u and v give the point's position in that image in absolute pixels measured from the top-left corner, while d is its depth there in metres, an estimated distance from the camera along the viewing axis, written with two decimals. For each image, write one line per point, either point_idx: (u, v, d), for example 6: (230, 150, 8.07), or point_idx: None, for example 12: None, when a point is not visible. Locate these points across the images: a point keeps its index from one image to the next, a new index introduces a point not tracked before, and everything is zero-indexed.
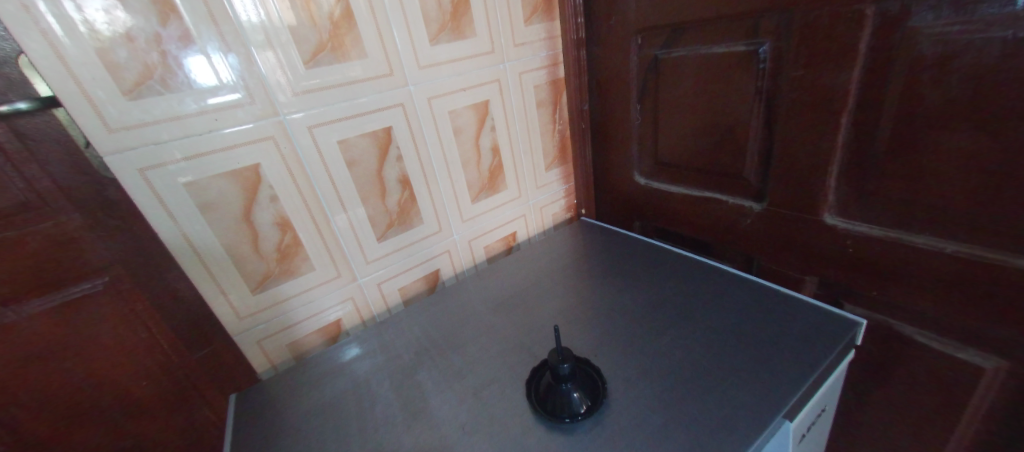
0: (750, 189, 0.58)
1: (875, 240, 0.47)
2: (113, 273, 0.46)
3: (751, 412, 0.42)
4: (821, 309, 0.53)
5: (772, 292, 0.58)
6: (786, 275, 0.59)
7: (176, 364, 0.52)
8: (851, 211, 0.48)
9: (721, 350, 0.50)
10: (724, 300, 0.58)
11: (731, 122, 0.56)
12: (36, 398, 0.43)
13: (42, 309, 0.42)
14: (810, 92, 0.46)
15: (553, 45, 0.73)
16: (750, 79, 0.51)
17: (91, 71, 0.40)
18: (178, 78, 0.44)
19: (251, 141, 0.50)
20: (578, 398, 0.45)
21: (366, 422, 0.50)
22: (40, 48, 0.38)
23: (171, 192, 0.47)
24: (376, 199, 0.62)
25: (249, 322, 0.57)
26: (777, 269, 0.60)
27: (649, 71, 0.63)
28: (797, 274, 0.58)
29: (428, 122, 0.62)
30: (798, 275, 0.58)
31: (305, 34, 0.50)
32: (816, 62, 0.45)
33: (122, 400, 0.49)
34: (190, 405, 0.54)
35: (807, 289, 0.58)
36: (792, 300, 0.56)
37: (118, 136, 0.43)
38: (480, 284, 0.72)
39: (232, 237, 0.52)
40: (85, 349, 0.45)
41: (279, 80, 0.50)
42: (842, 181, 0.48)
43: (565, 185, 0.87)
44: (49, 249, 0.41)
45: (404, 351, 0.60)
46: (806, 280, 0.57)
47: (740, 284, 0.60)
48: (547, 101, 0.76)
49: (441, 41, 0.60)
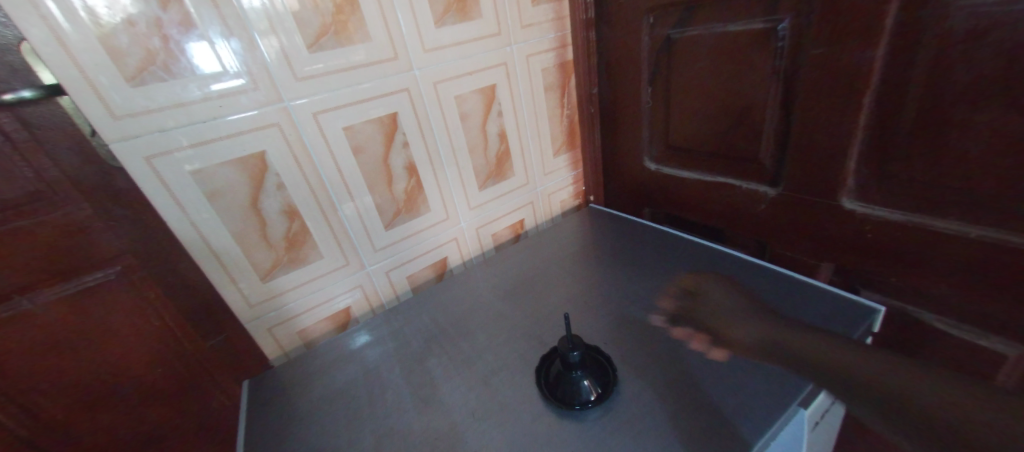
0: (765, 173, 0.56)
1: (896, 225, 0.46)
2: (125, 262, 0.46)
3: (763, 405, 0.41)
4: (743, 325, 0.49)
5: (733, 297, 0.53)
6: (707, 285, 0.57)
7: (189, 351, 0.52)
8: (871, 195, 0.47)
9: (734, 338, 0.49)
10: (736, 291, 0.54)
11: (746, 104, 0.54)
12: (54, 385, 0.44)
13: (58, 297, 0.43)
14: (832, 72, 0.44)
15: (561, 27, 0.71)
16: (768, 58, 0.49)
17: (92, 57, 0.39)
18: (179, 64, 0.43)
19: (257, 128, 0.49)
20: (587, 386, 0.45)
21: (377, 408, 0.50)
22: (40, 33, 0.37)
23: (178, 181, 0.46)
24: (383, 187, 0.61)
25: (259, 309, 0.58)
26: (722, 278, 0.57)
27: (661, 51, 0.61)
28: (740, 287, 0.55)
29: (434, 107, 0.61)
30: (745, 289, 0.55)
31: (307, 17, 0.48)
32: (838, 40, 0.43)
33: (139, 386, 0.50)
34: (205, 392, 0.55)
35: (704, 304, 0.55)
36: (716, 317, 0.53)
37: (123, 123, 0.42)
38: (489, 272, 0.72)
39: (241, 225, 0.52)
40: (100, 338, 0.46)
41: (282, 65, 0.49)
42: (863, 164, 0.46)
43: (573, 171, 0.85)
44: (60, 238, 0.42)
45: (414, 339, 0.60)
46: (722, 293, 0.54)
47: (700, 298, 0.56)
48: (556, 85, 0.74)
49: (446, 23, 0.58)
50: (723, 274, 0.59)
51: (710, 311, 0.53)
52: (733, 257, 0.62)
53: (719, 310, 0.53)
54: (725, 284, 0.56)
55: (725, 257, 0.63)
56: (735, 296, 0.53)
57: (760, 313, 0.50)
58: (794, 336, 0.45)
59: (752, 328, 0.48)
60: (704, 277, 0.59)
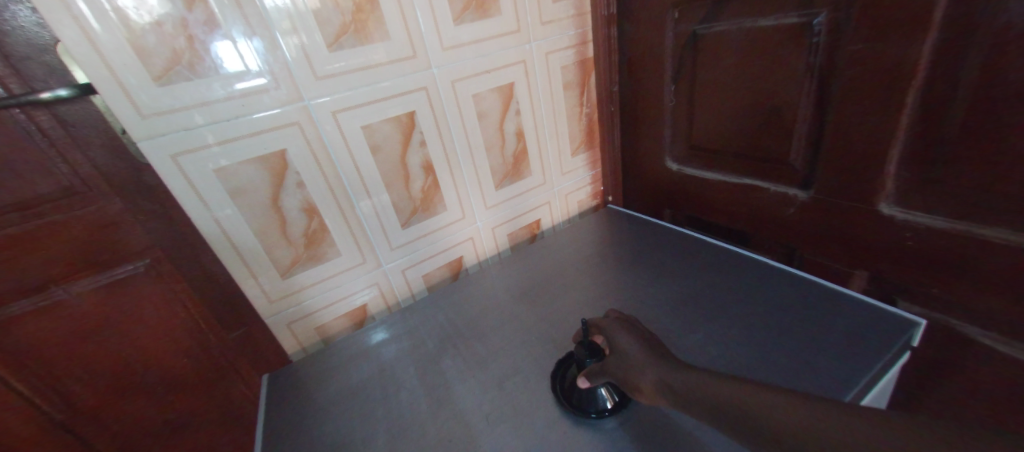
0: (795, 176, 0.53)
1: (939, 232, 0.43)
2: (154, 256, 0.47)
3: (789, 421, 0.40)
4: (720, 392, 0.34)
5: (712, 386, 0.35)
6: (635, 372, 0.40)
7: (213, 344, 0.54)
8: (912, 200, 0.44)
9: (759, 349, 0.48)
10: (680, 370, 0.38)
11: (776, 103, 0.51)
12: (86, 374, 0.46)
13: (90, 289, 0.44)
14: (871, 69, 0.42)
15: (582, 23, 0.69)
16: (801, 54, 0.47)
17: (122, 57, 0.41)
18: (204, 64, 0.44)
19: (278, 126, 0.50)
20: (604, 395, 0.44)
21: (393, 406, 0.51)
22: (73, 35, 0.38)
23: (202, 178, 0.47)
24: (400, 186, 0.61)
25: (279, 305, 0.59)
26: (649, 357, 0.41)
27: (686, 48, 0.59)
28: (673, 365, 0.39)
29: (452, 105, 0.61)
30: (684, 361, 0.40)
31: (327, 16, 0.49)
32: (879, 35, 0.40)
33: (166, 377, 0.51)
34: (228, 383, 0.56)
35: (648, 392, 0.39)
36: (697, 386, 0.36)
37: (151, 122, 0.43)
38: (504, 272, 0.72)
39: (262, 222, 0.53)
40: (129, 329, 0.47)
41: (303, 64, 0.49)
42: (904, 167, 0.43)
43: (592, 170, 0.84)
44: (94, 232, 0.43)
45: (429, 338, 0.60)
46: (689, 378, 0.36)
47: (640, 382, 0.40)
48: (575, 83, 0.73)
49: (465, 21, 0.58)
50: (628, 353, 0.43)
51: (679, 394, 0.36)
52: (614, 331, 0.47)
53: (682, 398, 0.36)
54: (639, 365, 0.40)
55: (620, 335, 0.46)
56: (677, 382, 0.37)
57: (744, 402, 0.33)
58: (784, 421, 0.30)
59: (726, 410, 0.33)
60: (614, 359, 0.43)
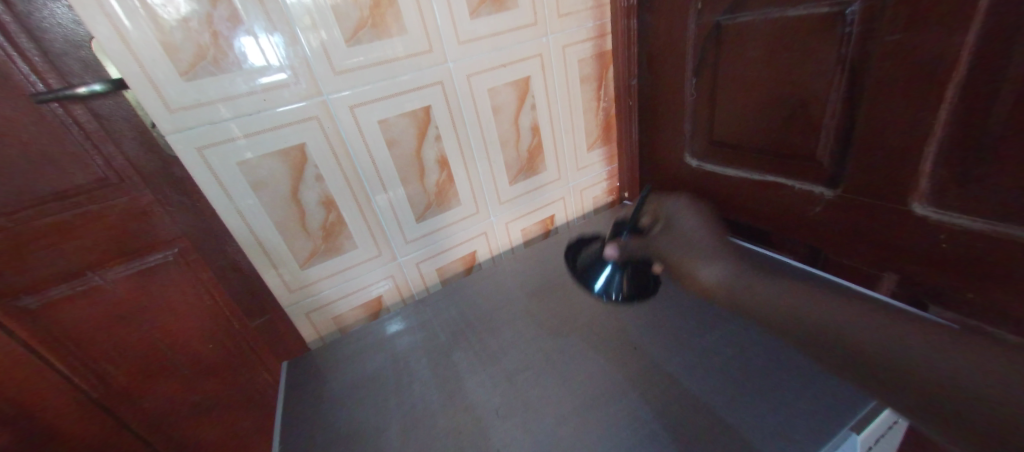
0: (821, 173, 0.51)
1: (977, 235, 0.40)
2: (181, 245, 0.50)
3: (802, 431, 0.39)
4: (761, 307, 0.52)
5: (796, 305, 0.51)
6: (695, 271, 0.56)
7: (234, 327, 0.57)
8: (948, 200, 0.41)
9: (779, 353, 0.47)
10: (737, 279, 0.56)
11: (804, 97, 0.49)
12: (122, 347, 0.51)
13: (125, 273, 0.49)
14: (905, 62, 0.39)
15: (601, 15, 0.68)
16: (832, 46, 0.44)
17: (150, 53, 0.42)
18: (228, 59, 0.45)
19: (298, 121, 0.51)
20: (619, 282, 0.60)
21: (405, 396, 0.52)
22: (106, 30, 0.40)
23: (226, 171, 0.49)
24: (415, 180, 0.62)
25: (298, 294, 0.60)
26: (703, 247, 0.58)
27: (709, 40, 0.57)
28: (727, 269, 0.57)
29: (468, 100, 0.61)
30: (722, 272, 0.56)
31: (346, 11, 0.49)
32: (917, 25, 0.37)
33: (191, 356, 0.56)
34: (248, 364, 0.61)
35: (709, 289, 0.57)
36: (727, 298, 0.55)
37: (177, 116, 0.45)
38: (518, 267, 0.72)
39: (282, 214, 0.54)
40: (160, 309, 0.52)
41: (322, 58, 0.49)
42: (940, 165, 0.40)
43: (608, 166, 0.83)
44: (127, 221, 0.47)
45: (442, 331, 0.61)
46: (755, 292, 0.54)
47: (703, 278, 0.57)
48: (592, 77, 0.72)
49: (482, 14, 0.57)
50: (687, 239, 0.58)
51: (728, 296, 0.55)
52: (660, 239, 0.59)
53: (733, 295, 0.55)
54: (706, 262, 0.57)
55: (667, 241, 0.59)
56: (741, 286, 0.55)
57: (791, 310, 0.50)
58: (764, 308, 0.52)
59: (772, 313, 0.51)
60: (684, 256, 0.57)
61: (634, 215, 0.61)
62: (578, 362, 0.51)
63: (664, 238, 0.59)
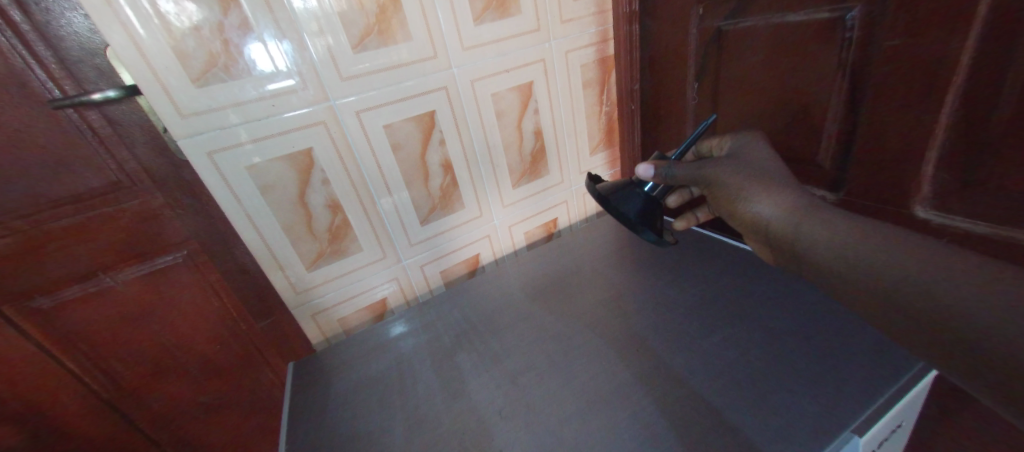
0: (824, 176, 0.51)
1: (980, 240, 0.39)
2: (190, 248, 0.51)
3: (804, 433, 0.39)
4: (819, 252, 0.38)
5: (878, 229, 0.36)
6: (748, 208, 0.43)
7: (243, 329, 0.58)
8: (951, 203, 0.40)
9: (782, 355, 0.48)
10: (814, 206, 0.40)
11: (805, 100, 0.48)
12: (131, 349, 0.52)
13: (135, 275, 0.50)
14: (903, 66, 0.38)
15: (604, 21, 0.68)
16: (831, 52, 0.43)
17: (164, 61, 0.43)
18: (237, 66, 0.46)
19: (306, 125, 0.52)
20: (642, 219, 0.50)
21: (409, 397, 0.52)
22: (121, 39, 0.41)
23: (235, 175, 0.50)
24: (420, 184, 0.63)
25: (304, 296, 0.61)
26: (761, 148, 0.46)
27: (710, 45, 0.57)
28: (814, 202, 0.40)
29: (471, 105, 0.62)
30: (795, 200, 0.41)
31: (352, 18, 0.50)
32: (916, 29, 0.36)
33: (198, 358, 0.57)
34: (255, 366, 0.62)
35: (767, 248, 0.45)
36: (783, 237, 0.41)
37: (188, 121, 0.46)
38: (520, 270, 0.72)
39: (289, 217, 0.55)
40: (168, 312, 0.53)
41: (329, 64, 0.50)
42: (942, 169, 0.39)
43: (611, 170, 0.83)
44: (138, 224, 0.48)
45: (446, 333, 0.61)
46: (805, 231, 0.39)
47: (750, 211, 0.43)
48: (595, 82, 0.72)
49: (485, 21, 0.58)
50: (756, 169, 0.44)
51: (795, 237, 0.40)
52: (722, 166, 0.45)
53: (795, 235, 0.40)
54: (764, 190, 0.42)
55: (726, 167, 0.45)
56: (801, 219, 0.40)
57: (856, 247, 0.36)
58: (822, 252, 0.38)
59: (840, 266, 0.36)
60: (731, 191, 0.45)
61: (680, 151, 0.52)
62: (581, 364, 0.51)
63: (718, 171, 0.45)
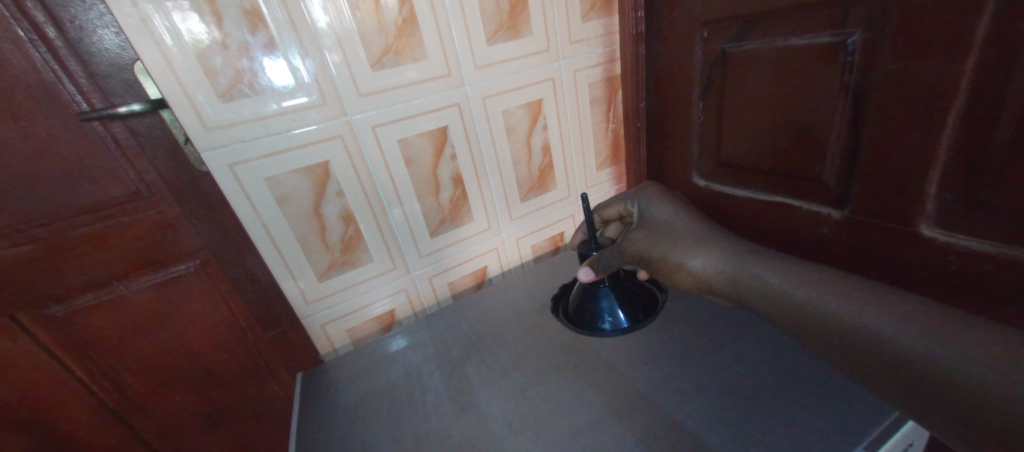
0: (827, 193, 0.50)
1: (985, 259, 0.38)
2: (202, 257, 0.52)
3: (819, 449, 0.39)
4: (764, 297, 0.47)
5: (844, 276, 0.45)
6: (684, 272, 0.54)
7: (251, 340, 0.59)
8: (956, 222, 0.39)
9: (790, 370, 0.48)
10: (742, 269, 0.50)
11: (810, 120, 0.48)
12: (138, 358, 0.53)
13: (146, 285, 0.50)
14: (905, 90, 0.39)
15: (611, 42, 0.71)
16: (834, 74, 0.44)
17: (194, 77, 0.45)
18: (260, 81, 0.48)
19: (324, 139, 0.53)
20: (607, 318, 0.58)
21: (418, 410, 0.52)
22: (154, 56, 0.43)
23: (254, 187, 0.51)
24: (431, 195, 0.64)
25: (315, 306, 0.62)
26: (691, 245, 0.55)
27: (715, 65, 0.57)
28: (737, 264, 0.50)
29: (482, 120, 0.64)
30: (732, 268, 0.50)
31: (372, 38, 0.52)
32: (916, 54, 0.37)
33: (203, 368, 0.57)
34: (262, 377, 0.62)
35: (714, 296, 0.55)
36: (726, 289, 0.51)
37: (212, 134, 0.47)
38: (526, 283, 0.73)
39: (304, 227, 0.56)
40: (177, 322, 0.53)
41: (346, 80, 0.52)
42: (946, 189, 0.39)
43: (616, 185, 0.84)
44: (154, 234, 0.49)
45: (454, 344, 0.62)
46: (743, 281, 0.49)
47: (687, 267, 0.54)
48: (602, 100, 0.74)
49: (497, 41, 0.60)
50: (657, 230, 0.58)
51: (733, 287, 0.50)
52: (633, 238, 0.59)
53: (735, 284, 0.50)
54: (690, 254, 0.54)
55: (648, 241, 0.58)
56: (733, 271, 0.50)
57: (781, 285, 0.46)
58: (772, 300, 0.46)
59: (803, 310, 0.42)
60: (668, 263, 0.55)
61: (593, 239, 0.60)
62: (587, 378, 0.51)
63: (646, 251, 0.57)
